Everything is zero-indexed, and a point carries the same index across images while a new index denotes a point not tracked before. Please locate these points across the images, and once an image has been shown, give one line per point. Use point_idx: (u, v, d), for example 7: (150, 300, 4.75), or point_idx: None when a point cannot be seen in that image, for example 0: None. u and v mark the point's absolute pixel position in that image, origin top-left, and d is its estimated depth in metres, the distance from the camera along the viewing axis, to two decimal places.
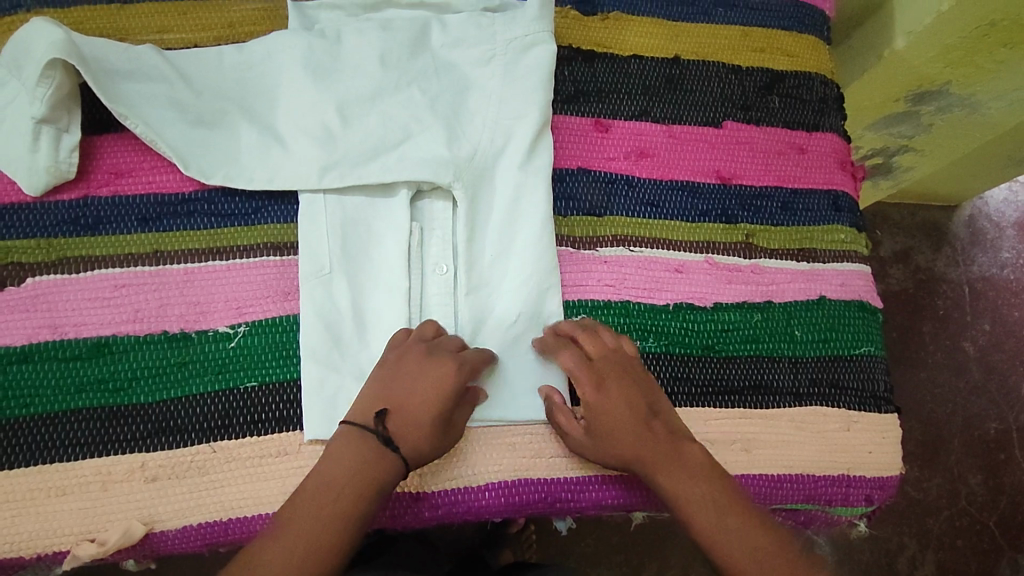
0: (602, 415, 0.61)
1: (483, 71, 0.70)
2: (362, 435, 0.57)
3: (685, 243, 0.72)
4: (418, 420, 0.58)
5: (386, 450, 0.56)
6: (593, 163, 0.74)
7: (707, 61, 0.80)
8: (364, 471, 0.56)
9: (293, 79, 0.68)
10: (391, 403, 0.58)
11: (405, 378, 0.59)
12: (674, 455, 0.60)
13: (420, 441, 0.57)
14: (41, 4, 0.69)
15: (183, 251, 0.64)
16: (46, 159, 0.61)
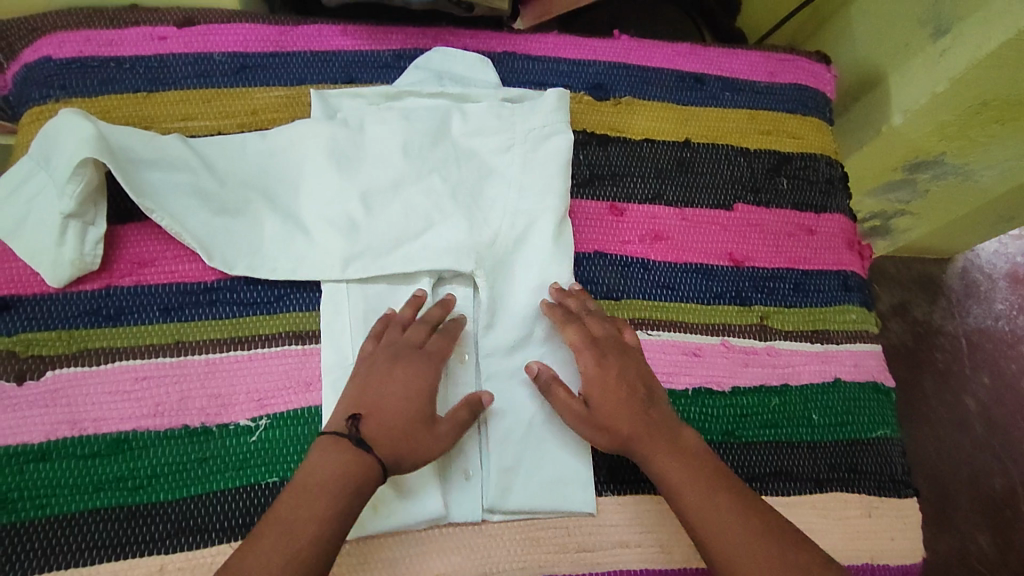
0: (603, 403, 0.63)
1: (502, 159, 0.72)
2: (334, 438, 0.57)
3: (701, 326, 0.74)
4: (396, 417, 0.58)
5: (363, 452, 0.56)
6: (609, 247, 0.75)
7: (717, 144, 0.82)
8: (345, 473, 0.55)
9: (316, 168, 0.69)
10: (362, 407, 0.59)
11: (377, 379, 0.60)
12: (672, 444, 0.62)
13: (395, 444, 0.57)
14: (69, 95, 0.70)
15: (204, 340, 0.64)
16: (71, 252, 0.62)
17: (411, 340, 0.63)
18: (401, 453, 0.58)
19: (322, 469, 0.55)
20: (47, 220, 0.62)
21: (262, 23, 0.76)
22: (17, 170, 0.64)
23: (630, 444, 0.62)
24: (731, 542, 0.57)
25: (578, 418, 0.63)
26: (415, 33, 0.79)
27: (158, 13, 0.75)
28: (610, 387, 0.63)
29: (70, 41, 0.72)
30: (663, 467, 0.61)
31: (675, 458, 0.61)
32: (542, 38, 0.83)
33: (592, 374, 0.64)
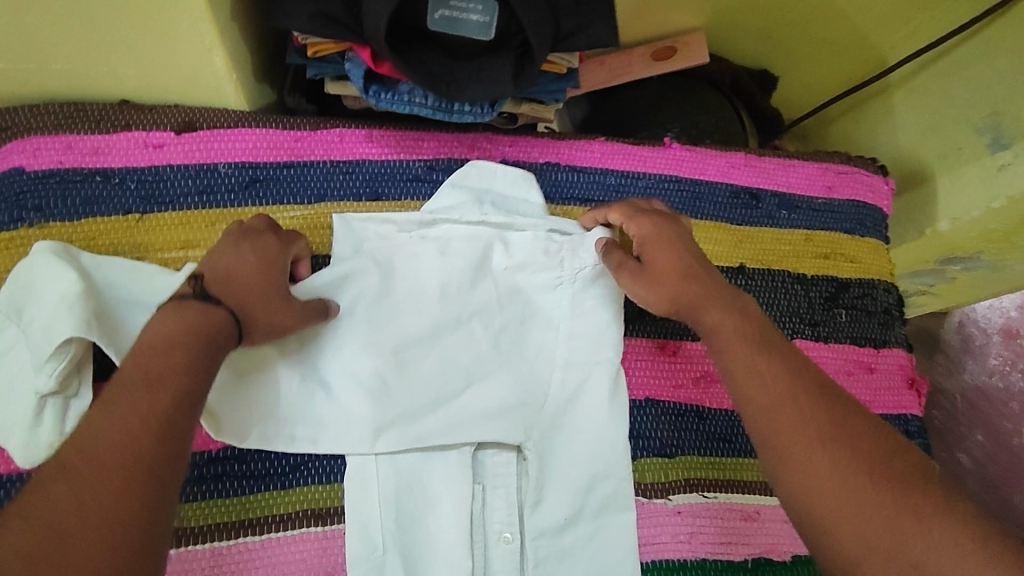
0: (658, 255, 0.59)
1: (549, 299, 0.65)
2: (178, 303, 0.49)
3: (759, 484, 0.68)
4: (240, 272, 0.52)
5: (207, 306, 0.49)
6: (661, 393, 0.68)
7: (773, 269, 0.75)
8: (195, 325, 0.47)
9: (342, 317, 0.61)
10: (209, 271, 0.52)
11: (220, 255, 0.53)
12: (728, 302, 0.56)
13: (251, 298, 0.52)
14: (46, 217, 0.60)
15: (211, 525, 0.56)
16: (50, 433, 0.52)
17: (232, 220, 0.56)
18: (246, 301, 0.51)
19: (162, 328, 0.46)
20: (14, 393, 0.52)
21: (275, 127, 0.66)
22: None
23: (684, 304, 0.57)
24: (773, 399, 0.51)
25: (635, 275, 0.59)
26: (449, 139, 0.71)
27: (153, 113, 0.64)
28: (668, 239, 0.60)
29: (46, 148, 0.61)
30: (715, 322, 0.55)
31: (730, 313, 0.55)
32: (587, 146, 0.74)
33: (649, 233, 0.60)
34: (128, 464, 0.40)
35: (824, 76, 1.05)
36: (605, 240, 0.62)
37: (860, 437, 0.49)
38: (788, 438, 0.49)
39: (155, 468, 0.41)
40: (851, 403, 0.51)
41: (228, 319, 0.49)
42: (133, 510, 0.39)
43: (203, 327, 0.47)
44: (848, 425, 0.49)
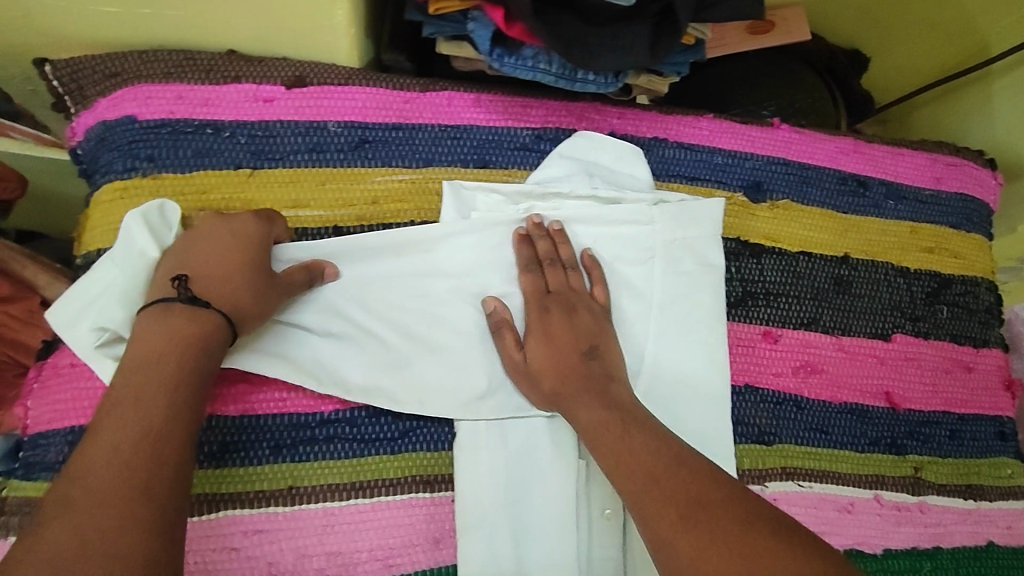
0: (541, 352, 0.58)
1: (645, 269, 0.65)
2: (162, 306, 0.48)
3: (854, 477, 0.67)
4: (220, 268, 0.51)
5: (194, 308, 0.48)
6: (761, 380, 0.67)
7: (877, 261, 0.74)
8: (184, 333, 0.47)
9: (435, 287, 0.61)
10: (192, 269, 0.51)
11: (197, 247, 0.52)
12: (601, 395, 0.56)
13: (239, 294, 0.51)
14: (158, 167, 0.59)
15: (322, 485, 0.56)
16: None
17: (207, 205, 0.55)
18: (236, 298, 0.51)
19: (151, 337, 0.47)
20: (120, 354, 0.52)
21: (385, 86, 0.64)
22: (97, 276, 0.54)
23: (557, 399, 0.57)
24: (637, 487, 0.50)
25: (517, 371, 0.59)
26: (557, 108, 0.68)
27: (263, 66, 0.62)
28: (550, 338, 0.59)
29: (158, 97, 0.60)
30: (585, 418, 0.55)
31: (597, 406, 0.55)
32: (696, 122, 0.72)
33: (538, 326, 0.59)
34: (127, 481, 0.40)
35: (925, 57, 1.00)
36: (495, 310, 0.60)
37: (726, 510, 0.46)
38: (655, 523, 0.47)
39: (160, 482, 0.41)
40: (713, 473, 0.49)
41: (219, 318, 0.49)
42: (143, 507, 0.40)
43: (192, 336, 0.47)
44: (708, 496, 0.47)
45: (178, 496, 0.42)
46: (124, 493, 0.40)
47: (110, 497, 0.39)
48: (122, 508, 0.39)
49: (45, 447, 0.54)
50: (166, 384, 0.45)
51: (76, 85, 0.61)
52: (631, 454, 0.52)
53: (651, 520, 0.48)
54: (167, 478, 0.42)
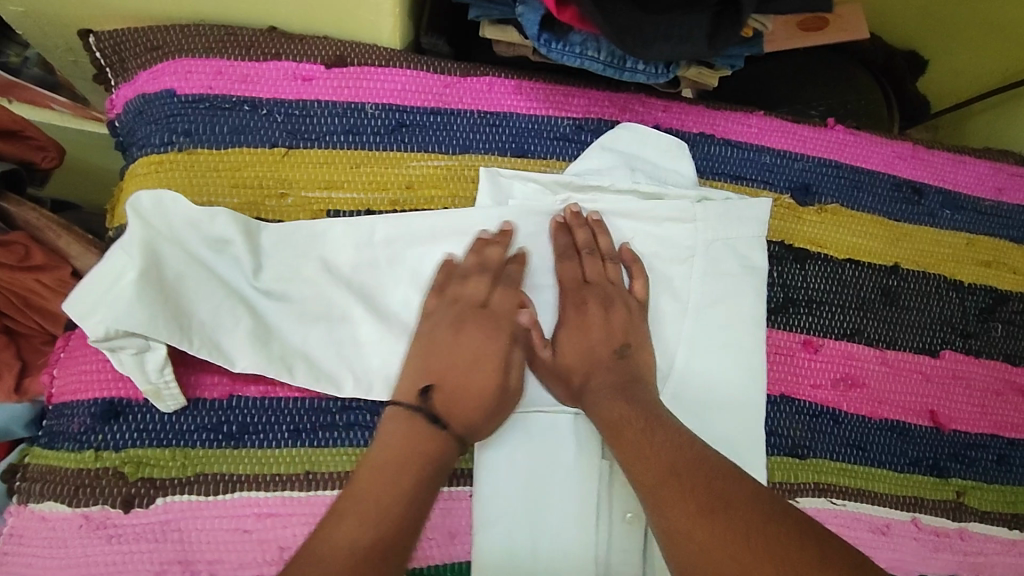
0: (568, 344, 0.57)
1: (683, 268, 0.62)
2: (409, 414, 0.51)
3: (891, 498, 0.64)
4: (478, 386, 0.53)
5: (433, 428, 0.51)
6: (798, 391, 0.64)
7: (928, 272, 0.70)
8: (428, 449, 0.49)
9: None
10: (441, 377, 0.53)
11: (444, 347, 0.54)
12: (628, 391, 0.55)
13: (473, 418, 0.53)
14: (194, 143, 0.58)
15: (339, 472, 0.55)
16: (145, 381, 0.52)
17: (473, 298, 0.56)
18: (472, 422, 0.53)
19: (395, 442, 0.49)
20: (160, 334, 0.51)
21: (425, 69, 0.63)
22: (109, 266, 0.51)
23: (584, 391, 0.56)
24: (653, 484, 0.49)
25: (544, 368, 0.57)
26: (599, 98, 0.66)
27: (302, 43, 0.61)
28: (584, 331, 0.58)
29: (198, 71, 0.59)
30: (605, 414, 0.54)
31: (622, 402, 0.54)
32: (744, 119, 0.69)
33: (569, 319, 0.58)
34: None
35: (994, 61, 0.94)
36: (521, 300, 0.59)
37: (747, 511, 0.45)
38: (674, 519, 0.46)
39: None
40: (737, 475, 0.48)
41: (452, 443, 0.51)
42: None
43: (432, 454, 0.49)
44: (730, 496, 0.46)
45: None
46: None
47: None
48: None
49: (67, 417, 0.54)
50: (402, 488, 0.47)
51: (118, 57, 0.61)
52: (653, 447, 0.50)
53: (667, 517, 0.46)
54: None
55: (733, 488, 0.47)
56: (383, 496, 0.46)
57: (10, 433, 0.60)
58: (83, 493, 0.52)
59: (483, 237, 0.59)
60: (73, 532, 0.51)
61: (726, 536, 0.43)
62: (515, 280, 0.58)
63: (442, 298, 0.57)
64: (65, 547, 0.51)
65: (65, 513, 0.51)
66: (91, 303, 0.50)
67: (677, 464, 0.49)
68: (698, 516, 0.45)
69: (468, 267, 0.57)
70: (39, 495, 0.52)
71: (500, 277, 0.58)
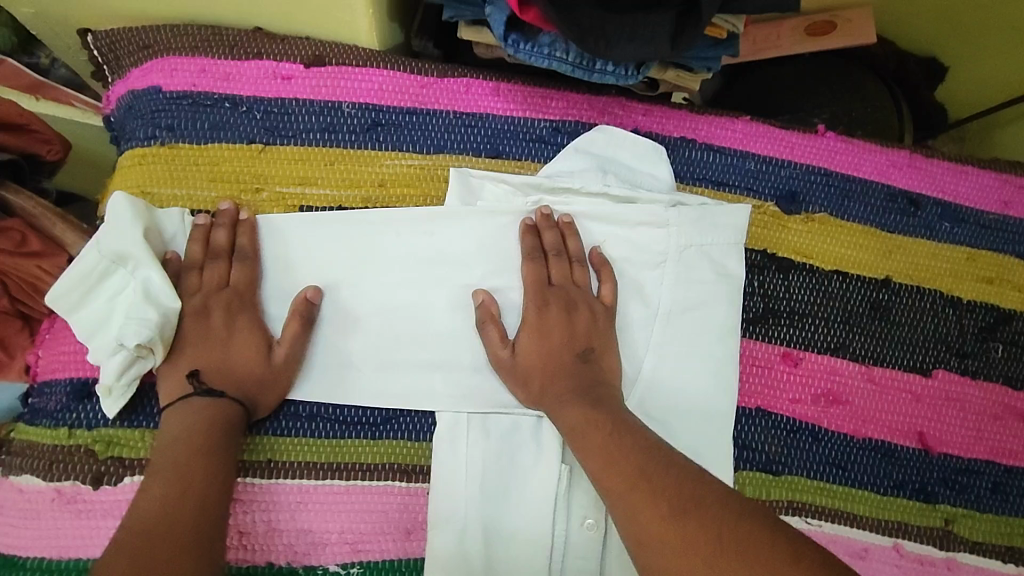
0: (530, 350, 0.56)
1: (655, 273, 0.61)
2: (183, 399, 0.52)
3: (872, 521, 0.61)
4: (242, 369, 0.54)
5: (213, 400, 0.53)
6: (775, 405, 0.62)
7: (923, 287, 0.67)
8: (212, 420, 0.52)
9: (426, 274, 0.60)
10: (200, 361, 0.54)
11: (198, 335, 0.54)
12: (583, 395, 0.54)
13: (247, 386, 0.54)
14: (175, 137, 0.60)
15: (299, 462, 0.55)
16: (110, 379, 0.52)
17: (211, 285, 0.56)
18: (248, 390, 0.54)
19: (184, 419, 0.51)
20: (158, 350, 0.53)
21: (402, 70, 0.64)
22: (89, 262, 0.54)
23: (546, 390, 0.55)
24: (621, 487, 0.47)
25: (505, 370, 0.57)
26: (579, 101, 0.66)
27: (285, 44, 0.63)
28: (545, 335, 0.57)
29: (183, 69, 0.62)
30: (569, 418, 0.53)
31: (584, 406, 0.53)
32: (730, 124, 0.68)
33: (532, 323, 0.57)
34: (163, 537, 0.45)
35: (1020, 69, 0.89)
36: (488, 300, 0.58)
37: (712, 509, 0.43)
38: (644, 522, 0.45)
39: (188, 533, 0.46)
40: (703, 475, 0.47)
41: (234, 405, 0.53)
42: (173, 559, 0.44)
43: (225, 420, 0.52)
44: (696, 496, 0.45)
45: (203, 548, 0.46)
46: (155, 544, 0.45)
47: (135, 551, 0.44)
48: (177, 551, 0.45)
49: (49, 395, 0.55)
50: (199, 449, 0.50)
51: (114, 55, 0.65)
52: (618, 452, 0.49)
53: (638, 522, 0.45)
54: (195, 531, 0.46)
55: (694, 487, 0.45)
56: (185, 461, 0.49)
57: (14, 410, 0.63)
58: (57, 468, 0.52)
59: (202, 224, 0.57)
60: (46, 504, 0.52)
61: (694, 536, 0.42)
62: (254, 255, 0.58)
63: (238, 290, 0.56)
64: (38, 518, 0.52)
65: (40, 486, 0.52)
66: (78, 296, 0.54)
67: (645, 469, 0.48)
68: (668, 517, 0.44)
69: (195, 258, 0.56)
70: (19, 468, 0.53)
71: (235, 255, 0.57)
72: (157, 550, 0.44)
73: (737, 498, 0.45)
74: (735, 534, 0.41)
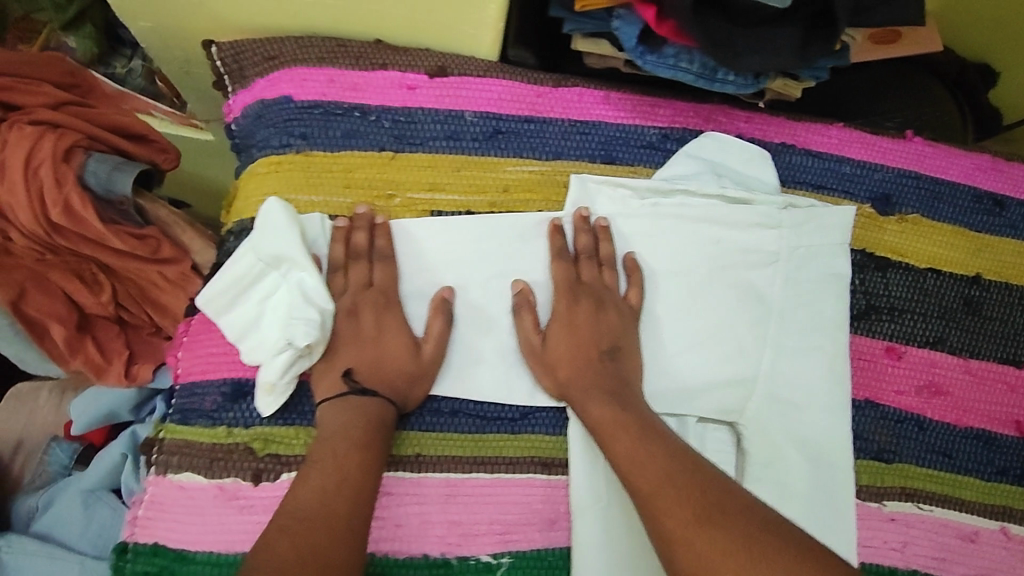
0: (558, 338, 0.60)
1: (769, 270, 0.64)
2: (342, 396, 0.55)
3: (980, 506, 0.64)
4: (392, 365, 0.57)
5: (365, 398, 0.56)
6: (881, 395, 0.65)
7: (1010, 284, 0.70)
8: (367, 415, 0.55)
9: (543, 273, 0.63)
10: (354, 360, 0.57)
11: (352, 334, 0.58)
12: (604, 388, 0.58)
13: (396, 383, 0.57)
14: (309, 145, 0.62)
15: (444, 457, 0.58)
16: (273, 375, 0.55)
17: (358, 285, 0.59)
18: (395, 385, 0.57)
19: (343, 414, 0.54)
20: (317, 348, 0.56)
21: (520, 79, 0.66)
22: (242, 265, 0.56)
23: (568, 389, 0.59)
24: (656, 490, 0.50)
25: (532, 354, 0.60)
26: (685, 109, 0.69)
27: (408, 55, 0.65)
28: (571, 329, 0.60)
29: (312, 79, 0.64)
30: (593, 415, 0.57)
31: (609, 404, 0.57)
32: (825, 130, 0.71)
33: (561, 314, 0.60)
34: (324, 527, 0.48)
35: None
36: (525, 287, 0.61)
37: (740, 518, 0.47)
38: (665, 521, 0.48)
39: (346, 524, 0.49)
40: (730, 486, 0.50)
41: (386, 403, 0.56)
42: (332, 547, 0.47)
43: (381, 417, 0.55)
44: (722, 505, 0.48)
45: (358, 538, 0.49)
46: (322, 532, 0.47)
47: (302, 539, 0.46)
48: (339, 547, 0.47)
49: (196, 395, 0.58)
50: (357, 443, 0.53)
51: (238, 65, 0.67)
52: (644, 456, 0.53)
53: (661, 514, 0.49)
54: (353, 521, 0.49)
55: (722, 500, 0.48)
56: (344, 453, 0.52)
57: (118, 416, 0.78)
58: (217, 466, 0.56)
59: (341, 225, 0.60)
60: (209, 501, 0.55)
61: (718, 543, 0.45)
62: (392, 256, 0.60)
63: (382, 291, 0.59)
64: (202, 514, 0.55)
65: (202, 483, 0.56)
66: (231, 298, 0.57)
67: (671, 472, 0.51)
68: (693, 523, 0.47)
69: (339, 258, 0.59)
70: (177, 466, 0.56)
71: (375, 256, 0.60)
72: (320, 541, 0.47)
73: (755, 512, 0.47)
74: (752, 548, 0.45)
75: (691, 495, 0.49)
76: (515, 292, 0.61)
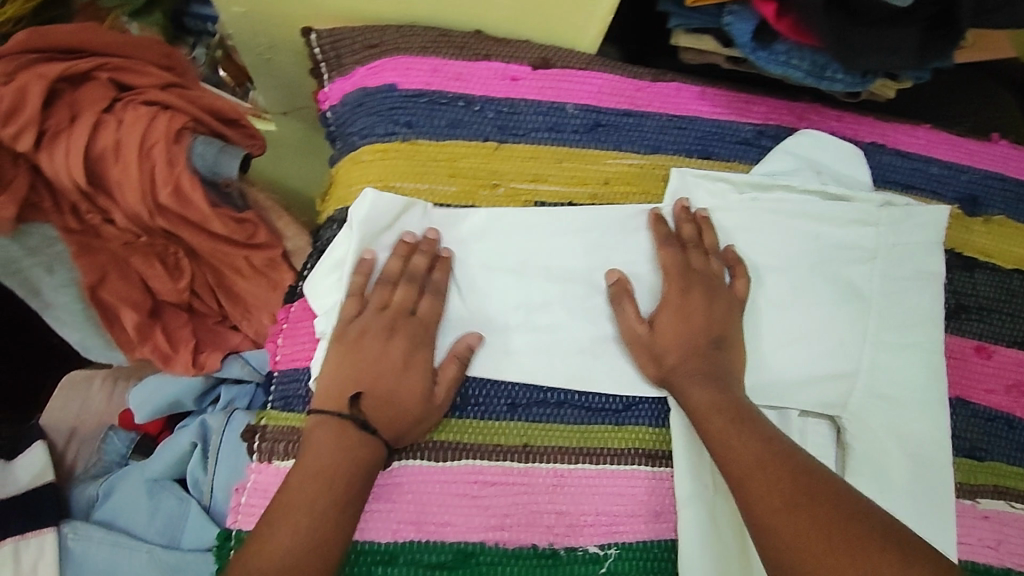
0: (666, 323, 0.59)
1: (867, 268, 0.65)
2: (337, 427, 0.53)
3: None
4: (405, 398, 0.55)
5: (361, 435, 0.53)
6: (972, 394, 0.66)
7: None
8: (357, 457, 0.52)
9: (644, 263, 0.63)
10: (364, 386, 0.55)
11: (366, 359, 0.55)
12: (708, 374, 0.58)
13: (400, 420, 0.54)
14: (415, 133, 0.62)
15: (551, 447, 0.58)
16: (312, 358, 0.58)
17: (400, 308, 0.57)
18: (397, 421, 0.54)
19: (327, 454, 0.52)
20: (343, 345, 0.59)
21: (619, 74, 0.67)
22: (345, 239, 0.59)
23: (671, 376, 0.58)
24: (751, 473, 0.51)
25: (638, 343, 0.59)
26: (779, 106, 0.69)
27: (510, 47, 0.66)
28: (687, 317, 0.59)
29: (417, 68, 0.63)
30: (694, 399, 0.56)
31: (711, 390, 0.57)
32: (913, 131, 0.72)
33: (670, 305, 0.60)
34: None
35: None
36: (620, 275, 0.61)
37: (823, 505, 0.49)
38: (757, 505, 0.50)
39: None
40: (820, 470, 0.52)
41: (383, 446, 0.53)
42: None
43: (366, 463, 0.52)
44: (810, 492, 0.50)
45: None
46: None
47: None
48: None
49: (299, 380, 0.58)
50: (336, 493, 0.51)
51: (336, 53, 0.66)
52: (741, 441, 0.53)
53: (754, 503, 0.50)
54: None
55: (812, 485, 0.50)
56: (318, 504, 0.50)
57: (183, 405, 0.77)
58: None
59: (408, 241, 0.58)
60: None
61: (810, 527, 0.48)
62: None
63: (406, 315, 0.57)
64: None
65: None
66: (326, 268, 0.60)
67: (764, 456, 0.52)
68: (785, 510, 0.49)
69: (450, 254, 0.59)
70: (283, 453, 0.56)
71: None
72: None
73: (840, 493, 0.50)
74: (838, 531, 0.47)
75: (782, 480, 0.50)
76: (609, 280, 0.61)
